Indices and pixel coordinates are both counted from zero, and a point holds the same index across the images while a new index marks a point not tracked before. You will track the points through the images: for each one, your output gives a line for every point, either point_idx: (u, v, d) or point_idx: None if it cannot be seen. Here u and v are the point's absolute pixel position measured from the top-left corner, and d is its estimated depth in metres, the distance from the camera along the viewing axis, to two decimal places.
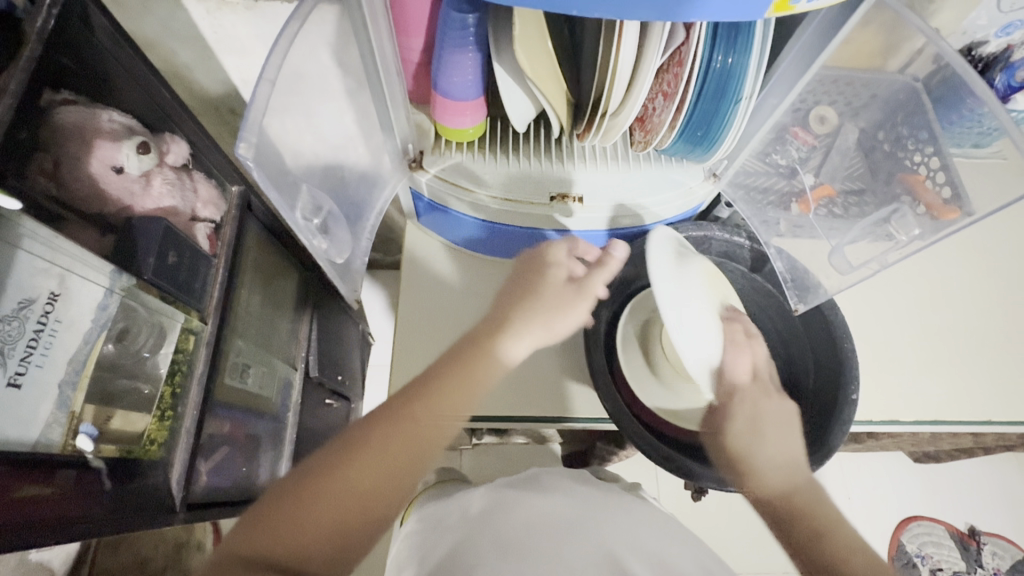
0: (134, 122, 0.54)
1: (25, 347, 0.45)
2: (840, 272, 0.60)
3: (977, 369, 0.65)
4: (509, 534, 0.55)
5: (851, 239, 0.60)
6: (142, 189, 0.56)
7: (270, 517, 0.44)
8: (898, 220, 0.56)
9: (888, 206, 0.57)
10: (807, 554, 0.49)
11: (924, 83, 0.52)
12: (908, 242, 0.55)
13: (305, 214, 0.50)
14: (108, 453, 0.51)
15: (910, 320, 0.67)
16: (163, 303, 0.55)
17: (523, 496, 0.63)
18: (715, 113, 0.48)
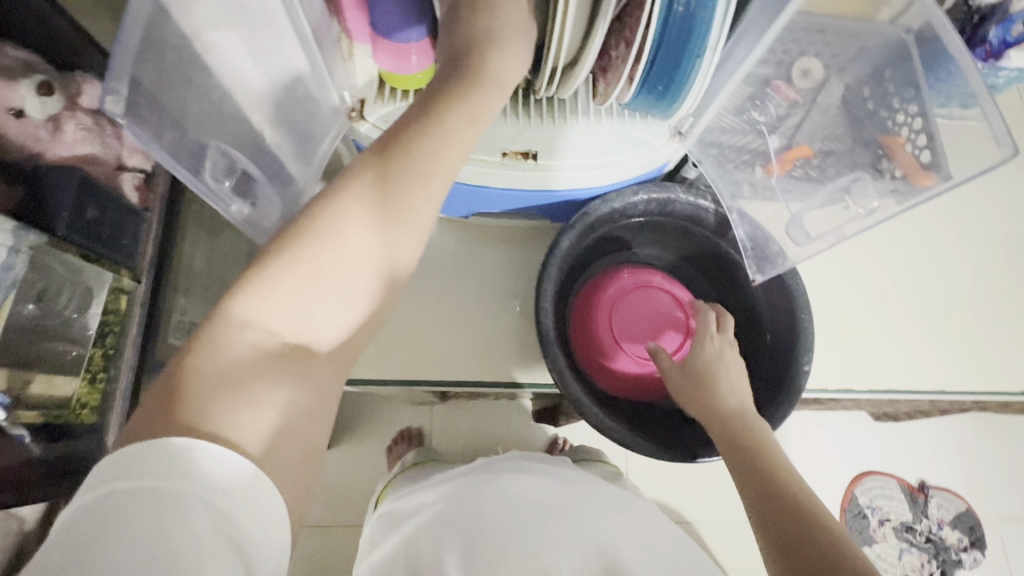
0: (36, 58, 0.49)
1: None
2: (797, 242, 0.58)
3: (908, 341, 0.66)
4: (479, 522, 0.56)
5: (812, 206, 0.59)
6: (50, 134, 0.50)
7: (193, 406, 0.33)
8: (859, 190, 0.56)
9: (849, 175, 0.57)
10: (754, 476, 0.47)
11: (914, 35, 0.50)
12: (864, 216, 0.55)
13: (212, 175, 0.48)
14: (30, 420, 0.48)
15: (844, 290, 0.67)
16: (84, 261, 0.52)
17: (500, 476, 0.62)
18: (677, 70, 0.44)
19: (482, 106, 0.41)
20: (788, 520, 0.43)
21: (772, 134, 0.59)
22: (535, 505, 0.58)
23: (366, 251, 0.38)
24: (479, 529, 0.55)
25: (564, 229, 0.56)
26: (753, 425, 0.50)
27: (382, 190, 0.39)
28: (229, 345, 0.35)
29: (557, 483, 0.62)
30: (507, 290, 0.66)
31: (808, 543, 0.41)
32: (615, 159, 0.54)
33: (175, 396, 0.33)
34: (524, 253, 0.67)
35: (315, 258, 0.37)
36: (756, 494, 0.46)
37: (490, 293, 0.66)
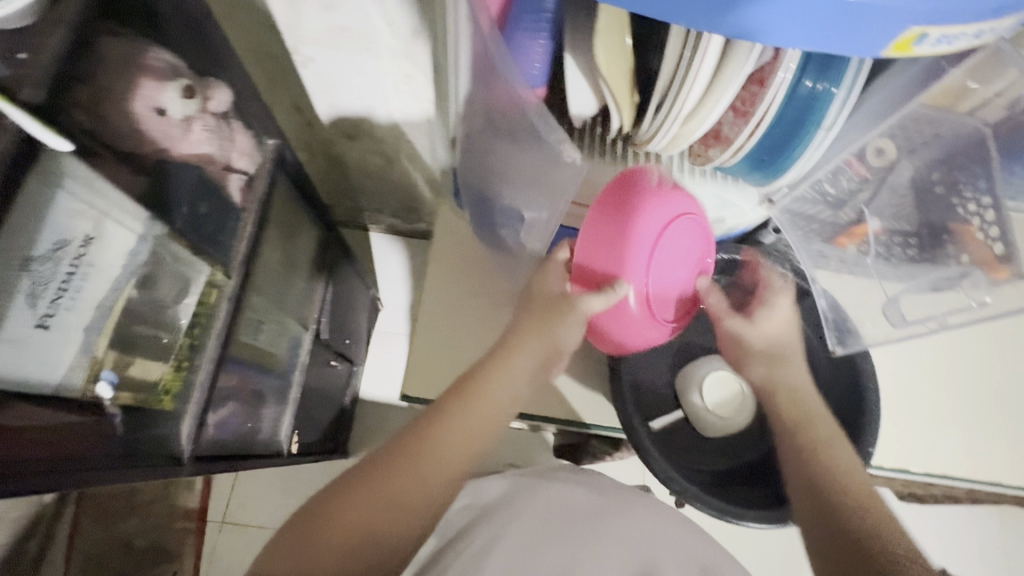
0: (182, 62, 0.51)
1: (56, 289, 0.44)
2: (895, 324, 0.65)
3: (963, 426, 0.66)
4: (530, 531, 0.56)
5: (912, 291, 0.65)
6: (181, 133, 0.53)
7: (314, 523, 0.48)
8: (970, 284, 0.60)
9: (956, 270, 0.61)
10: (805, 461, 0.53)
11: (992, 129, 0.57)
12: (976, 308, 0.60)
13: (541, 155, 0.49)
14: (124, 401, 0.49)
15: (900, 368, 0.68)
16: (191, 255, 0.54)
17: (542, 488, 0.62)
18: (787, 143, 0.46)
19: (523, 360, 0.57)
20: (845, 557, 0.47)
21: (870, 216, 0.65)
22: (573, 513, 0.58)
23: (422, 475, 0.51)
24: (525, 539, 0.55)
25: None
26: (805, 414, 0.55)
27: (455, 406, 0.55)
28: (382, 458, 0.52)
29: (590, 491, 0.62)
30: None
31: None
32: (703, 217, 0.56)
33: (334, 495, 0.50)
34: None
35: (430, 426, 0.53)
36: (821, 523, 0.49)
37: None
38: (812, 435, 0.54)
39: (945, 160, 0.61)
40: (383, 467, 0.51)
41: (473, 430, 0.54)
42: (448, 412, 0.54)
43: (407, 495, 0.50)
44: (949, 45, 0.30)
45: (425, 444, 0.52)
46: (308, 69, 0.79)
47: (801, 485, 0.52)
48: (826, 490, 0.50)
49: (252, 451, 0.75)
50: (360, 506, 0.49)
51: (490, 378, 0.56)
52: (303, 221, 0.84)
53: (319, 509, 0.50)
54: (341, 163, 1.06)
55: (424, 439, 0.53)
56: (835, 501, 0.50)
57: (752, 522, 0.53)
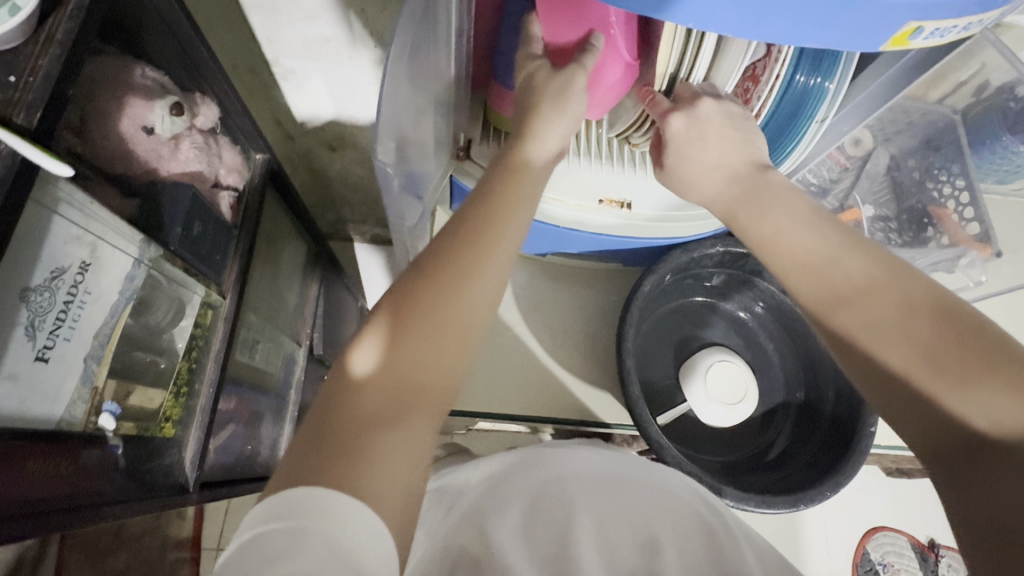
0: (166, 79, 0.50)
1: (54, 320, 0.37)
2: None
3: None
4: (545, 510, 0.44)
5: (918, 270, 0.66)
6: (170, 152, 0.52)
7: (339, 411, 0.34)
8: (967, 264, 0.65)
9: (954, 251, 0.65)
10: (880, 388, 0.39)
11: (960, 116, 0.64)
12: (973, 286, 0.67)
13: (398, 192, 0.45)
14: (127, 431, 0.47)
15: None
16: (187, 276, 0.52)
17: (549, 453, 0.51)
18: (783, 134, 0.47)
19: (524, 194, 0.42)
20: (946, 439, 0.36)
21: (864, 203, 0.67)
22: (584, 482, 0.47)
23: (462, 313, 0.37)
24: (535, 504, 0.45)
25: (646, 273, 0.59)
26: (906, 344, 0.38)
27: (476, 225, 0.39)
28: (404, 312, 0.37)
29: (604, 455, 0.52)
30: (573, 326, 0.67)
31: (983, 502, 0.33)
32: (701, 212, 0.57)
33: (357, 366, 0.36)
34: (590, 291, 0.68)
35: (458, 255, 0.38)
36: (903, 414, 0.38)
37: (560, 328, 0.67)
38: (850, 309, 0.40)
39: (918, 147, 0.66)
40: (400, 328, 0.36)
41: (504, 244, 0.40)
42: (480, 217, 0.40)
43: (452, 334, 0.37)
44: (938, 39, 0.31)
45: (420, 345, 0.36)
46: (288, 81, 0.78)
47: (866, 372, 0.40)
48: (887, 336, 0.38)
49: (254, 474, 0.73)
50: (400, 377, 0.35)
51: (510, 169, 0.42)
52: (289, 235, 0.82)
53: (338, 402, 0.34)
54: (321, 173, 1.04)
55: (423, 349, 0.36)
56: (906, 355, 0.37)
57: (734, 502, 0.53)
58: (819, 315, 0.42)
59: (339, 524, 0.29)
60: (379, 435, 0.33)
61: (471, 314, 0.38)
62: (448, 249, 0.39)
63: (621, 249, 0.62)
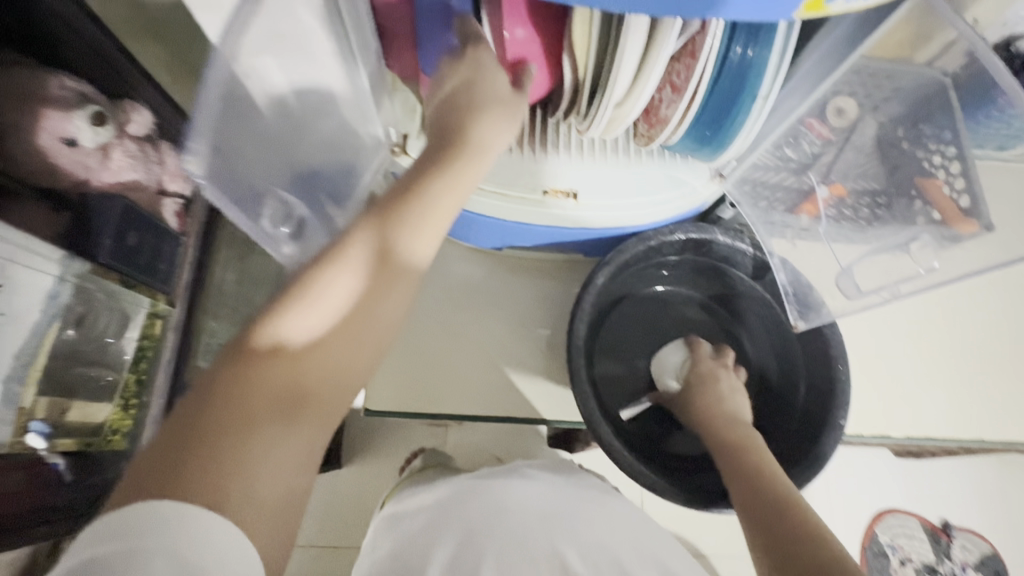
0: (89, 87, 0.49)
1: None
2: (847, 296, 0.60)
3: (935, 389, 0.66)
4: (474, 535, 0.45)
5: (863, 260, 0.60)
6: (100, 163, 0.50)
7: (205, 420, 0.30)
8: (919, 248, 0.56)
9: (906, 232, 0.57)
10: (756, 491, 0.47)
11: (953, 78, 0.51)
12: (924, 274, 0.56)
13: (271, 221, 0.47)
14: (67, 447, 0.47)
15: (872, 333, 0.68)
16: (125, 288, 0.53)
17: (495, 482, 0.51)
18: (726, 114, 0.44)
19: (443, 211, 0.38)
20: (772, 525, 0.44)
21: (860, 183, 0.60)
22: (525, 515, 0.47)
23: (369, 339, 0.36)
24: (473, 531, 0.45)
25: (599, 265, 0.56)
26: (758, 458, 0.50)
27: (396, 239, 0.37)
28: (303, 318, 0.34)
29: (551, 487, 0.52)
30: (535, 321, 0.65)
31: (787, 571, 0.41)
32: (654, 200, 0.54)
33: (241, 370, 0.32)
34: (553, 283, 0.66)
35: (378, 271, 0.36)
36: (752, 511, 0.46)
37: (518, 324, 0.64)
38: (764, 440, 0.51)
39: (909, 114, 0.56)
40: (298, 339, 0.34)
41: (418, 269, 0.38)
42: (402, 232, 0.37)
43: (354, 360, 0.36)
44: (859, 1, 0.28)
45: (316, 355, 0.34)
46: None
47: (741, 473, 0.49)
48: (770, 463, 0.49)
49: None
50: (293, 396, 0.33)
51: (442, 187, 0.38)
52: None
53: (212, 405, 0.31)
54: None
55: (322, 366, 0.34)
56: (756, 462, 0.50)
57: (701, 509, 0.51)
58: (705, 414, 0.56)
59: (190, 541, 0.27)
60: (257, 436, 0.31)
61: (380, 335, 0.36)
62: (365, 258, 0.36)
63: (578, 240, 0.59)
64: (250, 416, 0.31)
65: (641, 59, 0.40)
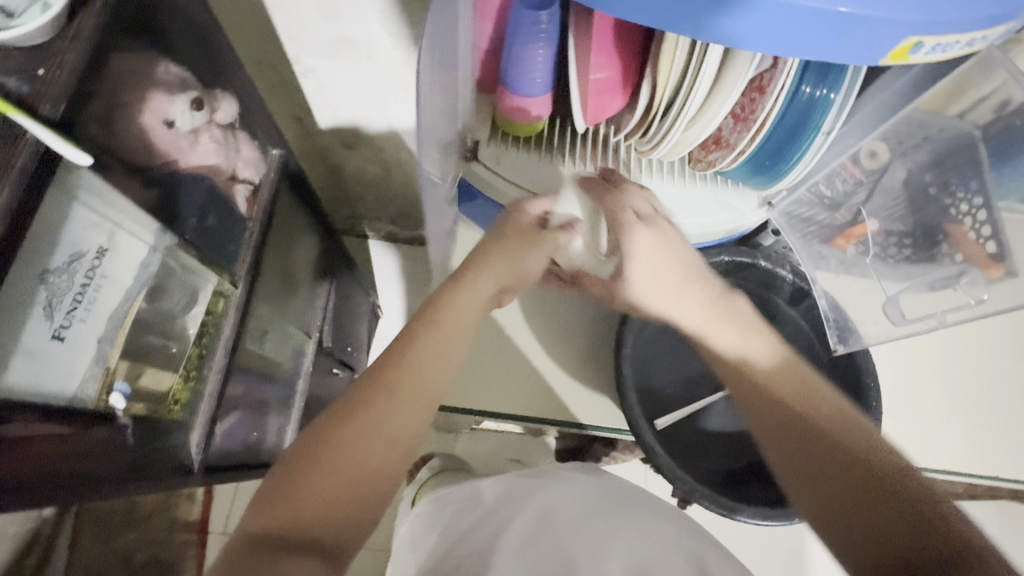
0: (189, 75, 0.52)
1: (71, 301, 0.40)
2: (895, 322, 0.66)
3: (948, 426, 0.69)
4: (518, 540, 0.49)
5: (908, 291, 0.66)
6: (189, 145, 0.53)
7: (273, 498, 0.40)
8: (967, 282, 0.60)
9: (956, 267, 0.61)
10: (787, 427, 0.47)
11: (982, 132, 0.56)
12: (975, 305, 0.60)
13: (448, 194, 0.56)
14: (137, 412, 0.49)
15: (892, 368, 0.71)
16: (201, 265, 0.54)
17: (548, 485, 0.57)
18: (787, 147, 0.48)
19: (448, 335, 0.47)
20: (822, 455, 0.45)
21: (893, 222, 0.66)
22: (571, 520, 0.51)
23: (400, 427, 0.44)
24: (536, 532, 0.50)
25: None
26: (783, 381, 0.49)
27: (421, 340, 0.46)
28: (346, 407, 0.44)
29: (588, 490, 0.56)
30: (576, 329, 0.67)
31: (872, 532, 0.40)
32: (707, 221, 0.57)
33: (305, 452, 0.42)
34: (595, 294, 0.69)
35: (401, 358, 0.46)
36: (805, 458, 0.46)
37: (560, 330, 0.67)
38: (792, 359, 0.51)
39: (935, 162, 0.61)
40: (339, 427, 0.43)
41: (440, 361, 0.46)
42: (416, 342, 0.46)
43: (387, 436, 0.43)
44: (939, 55, 0.31)
45: (348, 449, 0.42)
46: (309, 79, 0.80)
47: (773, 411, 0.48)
48: (814, 388, 0.49)
49: (259, 459, 0.75)
50: (328, 474, 0.41)
51: (466, 286, 0.49)
52: (305, 228, 0.84)
53: (281, 481, 0.41)
54: (338, 171, 1.07)
55: (355, 439, 0.42)
56: (786, 385, 0.49)
57: (749, 520, 0.53)
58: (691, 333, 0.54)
59: None
60: (305, 492, 0.40)
61: (407, 431, 0.44)
62: (389, 358, 0.46)
63: None
64: (300, 489, 0.40)
65: (719, 91, 0.44)
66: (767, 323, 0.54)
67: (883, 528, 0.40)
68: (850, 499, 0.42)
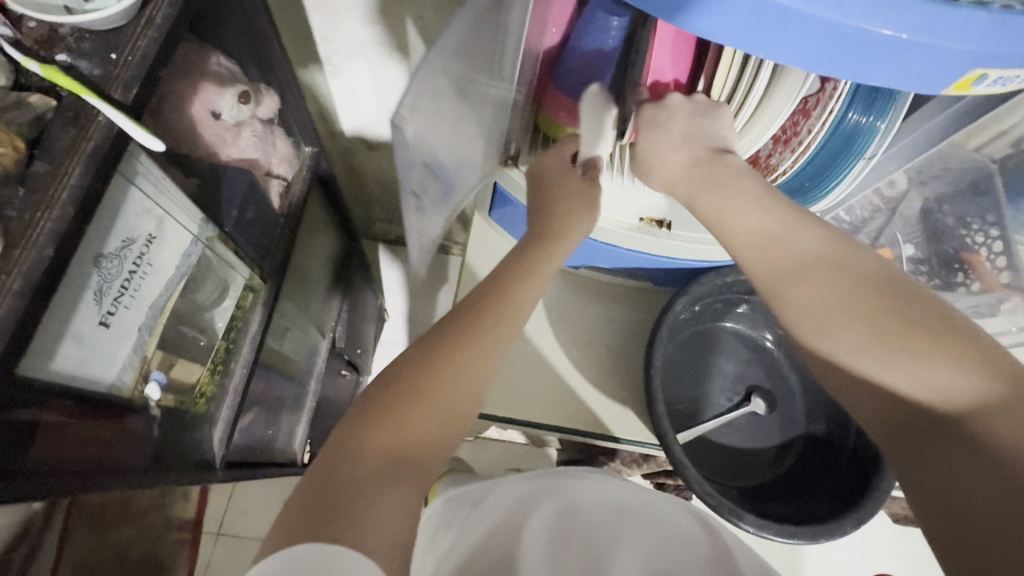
0: (236, 68, 0.52)
1: (120, 287, 0.39)
2: None
3: None
4: (552, 531, 0.47)
5: None
6: (232, 137, 0.53)
7: (380, 411, 0.37)
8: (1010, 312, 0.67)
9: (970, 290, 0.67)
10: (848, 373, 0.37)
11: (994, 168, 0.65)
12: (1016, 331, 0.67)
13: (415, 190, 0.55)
14: (167, 403, 0.48)
15: None
16: (236, 258, 0.54)
17: (576, 479, 0.56)
18: (828, 169, 0.49)
19: (544, 274, 0.47)
20: (888, 400, 0.35)
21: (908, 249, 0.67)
22: (596, 512, 0.50)
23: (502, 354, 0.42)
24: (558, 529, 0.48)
25: (679, 294, 0.60)
26: (890, 332, 0.35)
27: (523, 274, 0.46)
28: (452, 331, 0.42)
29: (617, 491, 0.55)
30: (599, 340, 0.68)
31: (953, 490, 0.30)
32: None
33: (409, 372, 0.40)
34: (619, 307, 0.69)
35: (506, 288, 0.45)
36: (881, 404, 0.35)
37: (585, 341, 0.67)
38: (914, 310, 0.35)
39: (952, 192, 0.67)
40: (448, 347, 0.41)
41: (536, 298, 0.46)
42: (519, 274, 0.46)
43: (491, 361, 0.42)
44: (999, 87, 0.32)
45: (460, 370, 0.40)
46: (339, 80, 0.80)
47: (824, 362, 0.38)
48: (938, 341, 0.34)
49: (271, 458, 0.74)
50: (439, 393, 0.39)
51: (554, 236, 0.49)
52: (326, 228, 0.84)
53: (385, 397, 0.38)
54: (356, 172, 1.07)
55: (463, 360, 0.41)
56: (892, 331, 0.35)
57: (778, 537, 0.53)
58: (767, 288, 0.40)
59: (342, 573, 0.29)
60: (416, 410, 0.38)
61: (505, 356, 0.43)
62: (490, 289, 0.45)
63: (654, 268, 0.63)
64: (406, 410, 0.37)
65: (767, 113, 0.45)
66: (885, 281, 0.37)
67: (980, 493, 0.29)
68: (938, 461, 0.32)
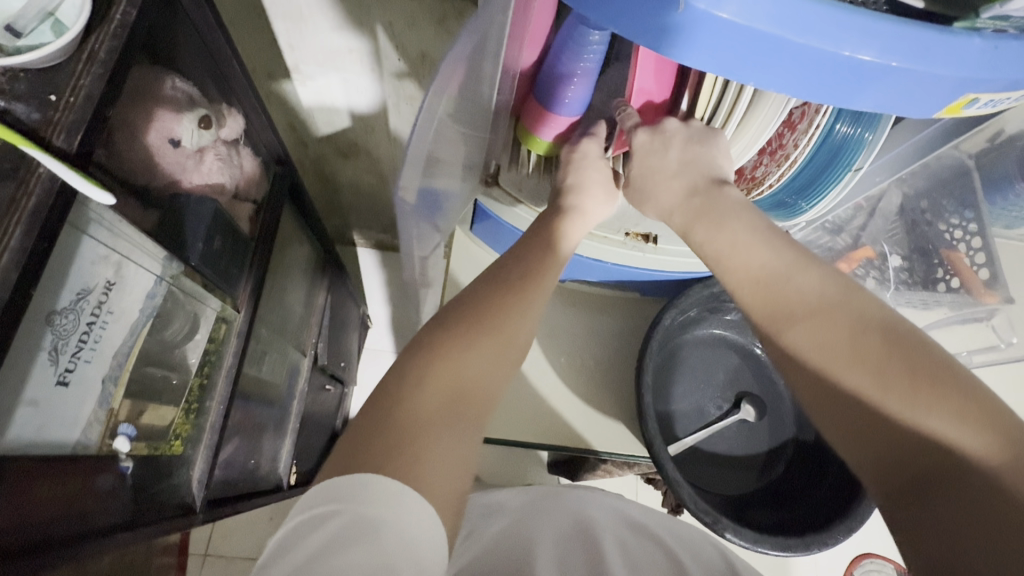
0: (196, 91, 0.49)
1: (76, 341, 0.38)
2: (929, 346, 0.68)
3: None
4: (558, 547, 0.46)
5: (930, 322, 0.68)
6: (193, 164, 0.51)
7: (436, 348, 0.38)
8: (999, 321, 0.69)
9: (949, 292, 0.67)
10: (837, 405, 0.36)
11: (973, 165, 0.64)
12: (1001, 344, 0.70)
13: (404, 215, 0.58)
14: (139, 451, 0.46)
15: None
16: (205, 292, 0.51)
17: (576, 491, 0.55)
18: (816, 180, 0.48)
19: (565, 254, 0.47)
20: (880, 436, 0.33)
21: (890, 252, 0.68)
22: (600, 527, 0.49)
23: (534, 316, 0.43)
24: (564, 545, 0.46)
25: (667, 307, 0.59)
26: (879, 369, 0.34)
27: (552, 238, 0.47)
28: (496, 284, 0.43)
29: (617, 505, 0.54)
30: (587, 353, 0.67)
31: (946, 539, 0.29)
32: None
33: (456, 318, 0.40)
34: (604, 318, 0.68)
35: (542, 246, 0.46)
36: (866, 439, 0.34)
37: (571, 355, 0.66)
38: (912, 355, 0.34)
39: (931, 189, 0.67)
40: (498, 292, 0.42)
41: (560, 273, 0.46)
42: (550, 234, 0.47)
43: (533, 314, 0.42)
44: (988, 110, 0.31)
45: (510, 314, 0.41)
46: (307, 90, 0.77)
47: (814, 391, 0.36)
48: (934, 386, 0.32)
49: (254, 486, 0.72)
50: (495, 340, 0.39)
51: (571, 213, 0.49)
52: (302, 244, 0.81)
53: (438, 337, 0.39)
54: (330, 181, 1.03)
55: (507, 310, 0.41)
56: (889, 373, 0.33)
57: (773, 551, 0.53)
58: (768, 328, 0.39)
59: (379, 508, 0.28)
60: (468, 353, 0.38)
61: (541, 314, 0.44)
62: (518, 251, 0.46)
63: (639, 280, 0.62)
64: (458, 352, 0.38)
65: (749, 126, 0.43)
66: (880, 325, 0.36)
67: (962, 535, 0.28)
68: (925, 506, 0.30)
